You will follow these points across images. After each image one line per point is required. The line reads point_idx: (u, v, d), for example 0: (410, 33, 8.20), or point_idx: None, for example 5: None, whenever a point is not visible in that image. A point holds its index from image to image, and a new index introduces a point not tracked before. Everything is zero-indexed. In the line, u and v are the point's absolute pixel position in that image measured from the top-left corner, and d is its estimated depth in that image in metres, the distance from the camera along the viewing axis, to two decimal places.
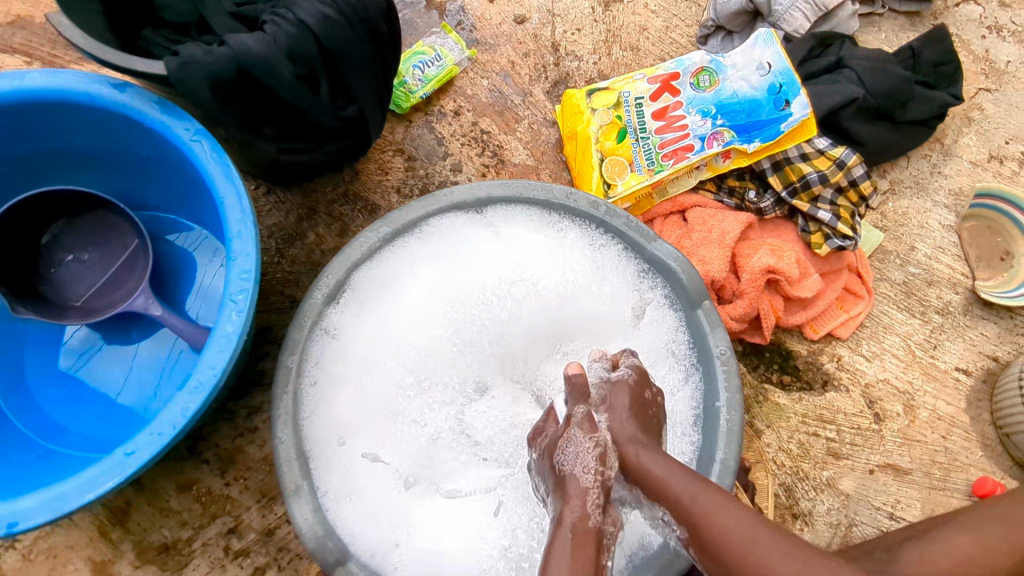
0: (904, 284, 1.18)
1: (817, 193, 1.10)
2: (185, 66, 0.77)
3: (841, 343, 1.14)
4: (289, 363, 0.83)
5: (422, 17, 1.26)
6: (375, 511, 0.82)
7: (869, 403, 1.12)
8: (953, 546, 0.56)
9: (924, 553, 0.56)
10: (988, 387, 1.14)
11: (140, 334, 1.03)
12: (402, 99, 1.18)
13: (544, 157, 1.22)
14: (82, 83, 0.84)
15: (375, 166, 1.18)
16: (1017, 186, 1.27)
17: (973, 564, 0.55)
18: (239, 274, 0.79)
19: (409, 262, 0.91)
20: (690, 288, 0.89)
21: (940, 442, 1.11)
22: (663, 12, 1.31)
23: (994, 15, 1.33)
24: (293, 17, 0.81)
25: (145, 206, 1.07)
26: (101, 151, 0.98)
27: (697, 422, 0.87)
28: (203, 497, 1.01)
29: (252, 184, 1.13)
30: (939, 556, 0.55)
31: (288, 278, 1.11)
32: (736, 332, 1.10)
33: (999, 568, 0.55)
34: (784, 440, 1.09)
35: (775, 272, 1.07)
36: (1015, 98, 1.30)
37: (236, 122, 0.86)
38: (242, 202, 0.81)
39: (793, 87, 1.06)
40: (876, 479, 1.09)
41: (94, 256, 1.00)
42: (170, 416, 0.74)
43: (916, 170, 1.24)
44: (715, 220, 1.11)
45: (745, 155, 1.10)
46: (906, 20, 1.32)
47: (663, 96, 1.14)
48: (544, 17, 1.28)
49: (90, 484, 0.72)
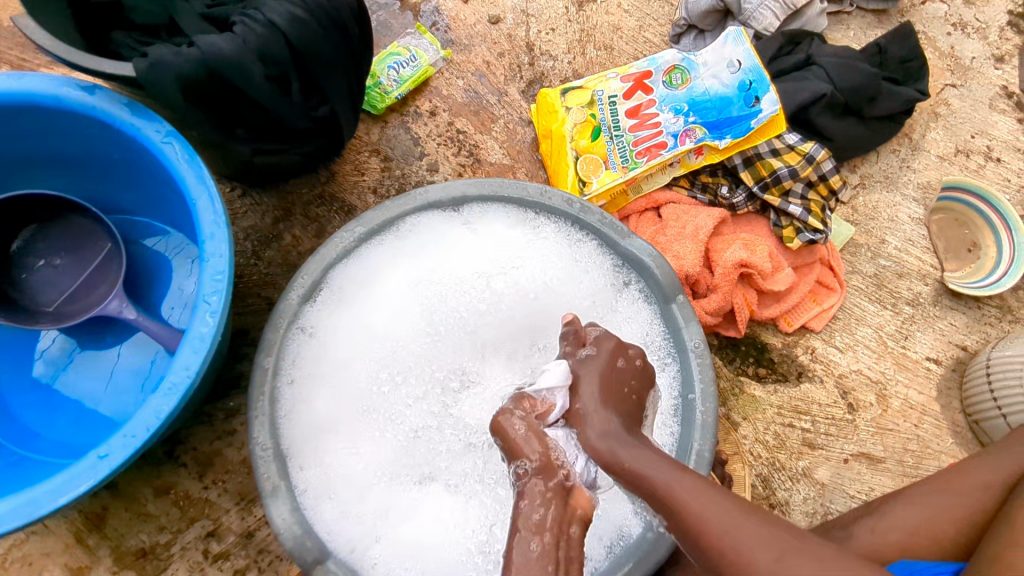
0: (875, 277, 1.21)
1: (787, 188, 1.12)
2: (154, 67, 0.77)
3: (815, 335, 1.16)
4: (265, 363, 0.83)
5: (396, 19, 1.26)
6: (355, 509, 0.82)
7: (843, 394, 1.14)
8: (902, 521, 0.73)
9: (874, 528, 0.73)
10: (958, 376, 1.17)
11: (114, 339, 1.02)
12: (377, 100, 1.19)
13: (520, 156, 1.23)
14: (49, 86, 0.84)
15: (351, 167, 1.18)
16: (983, 179, 1.29)
17: (915, 534, 0.72)
18: (213, 275, 0.79)
19: (385, 260, 0.92)
20: (664, 283, 0.90)
21: (912, 430, 1.14)
22: (636, 11, 1.32)
23: (959, 12, 1.36)
24: (263, 18, 0.81)
25: (119, 210, 1.06)
26: (73, 155, 0.97)
27: (675, 414, 0.88)
28: (182, 501, 1.00)
29: (227, 186, 1.13)
30: (897, 533, 0.72)
31: (265, 280, 1.11)
32: (711, 326, 1.12)
33: (949, 534, 0.71)
34: (760, 431, 1.11)
35: (748, 266, 1.08)
36: (980, 94, 1.33)
37: (209, 123, 0.86)
38: (215, 204, 0.81)
39: (763, 84, 1.08)
40: (850, 467, 1.11)
41: (66, 260, 0.99)
42: (143, 418, 0.73)
43: (886, 165, 1.26)
44: (689, 216, 1.13)
45: (716, 151, 1.12)
46: (873, 18, 1.35)
47: (636, 94, 1.15)
48: (518, 18, 1.29)
49: (63, 488, 0.72)
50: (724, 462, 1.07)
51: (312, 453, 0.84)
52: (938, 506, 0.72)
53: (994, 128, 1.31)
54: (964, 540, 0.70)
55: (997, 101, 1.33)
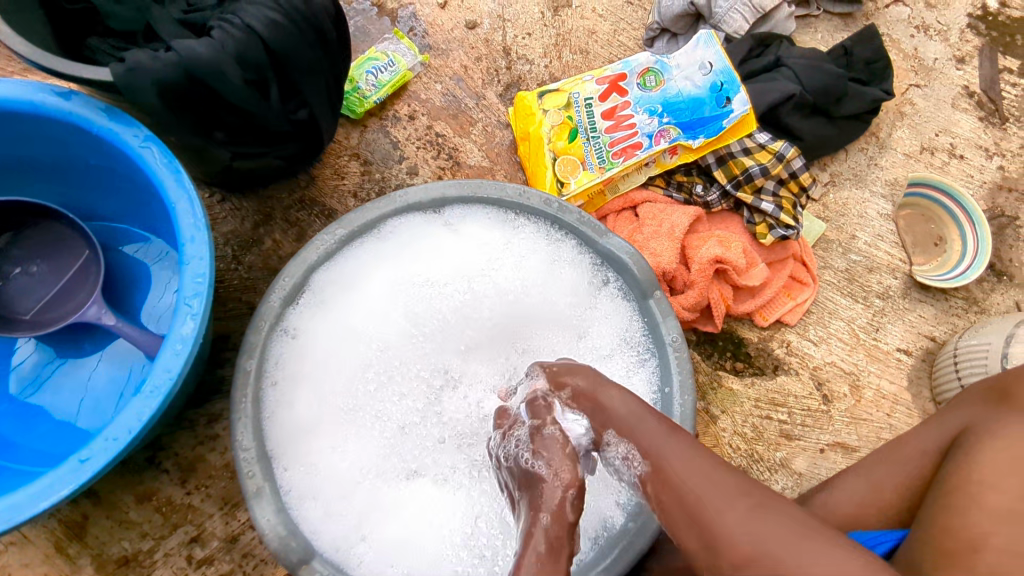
0: (846, 271, 1.24)
1: (759, 185, 1.15)
2: (132, 72, 0.78)
3: (790, 329, 1.19)
4: (247, 366, 0.83)
5: (374, 24, 1.28)
6: (340, 508, 0.83)
7: (818, 385, 1.17)
8: (848, 492, 0.77)
9: (826, 501, 0.79)
10: (928, 366, 1.20)
11: (92, 346, 1.02)
12: (356, 104, 1.20)
13: (499, 158, 1.24)
14: (25, 92, 0.84)
15: (331, 171, 1.19)
16: (947, 176, 1.33)
17: (862, 503, 0.76)
18: (193, 277, 0.79)
19: (367, 261, 0.92)
20: (642, 279, 0.91)
21: (885, 420, 1.17)
22: (610, 16, 1.35)
23: (921, 15, 1.41)
24: (240, 22, 0.82)
25: (96, 216, 1.06)
26: (49, 162, 0.97)
27: (655, 407, 0.90)
28: (164, 507, 1.00)
29: (206, 191, 1.13)
30: (844, 504, 0.77)
31: (245, 284, 1.11)
32: (688, 322, 1.14)
33: (890, 501, 0.74)
34: (738, 424, 1.13)
35: (723, 262, 1.11)
36: (943, 93, 1.37)
37: (187, 128, 0.86)
38: (195, 208, 0.81)
39: (734, 85, 1.11)
40: (826, 457, 1.13)
41: (42, 267, 0.99)
42: (125, 421, 0.73)
43: (854, 163, 1.30)
44: (665, 214, 1.15)
45: (690, 151, 1.14)
46: (840, 21, 1.39)
47: (611, 97, 1.17)
48: (494, 23, 1.31)
49: (45, 492, 0.71)
50: None
51: (296, 454, 0.84)
52: (879, 476, 0.76)
53: (957, 126, 1.36)
54: (906, 506, 0.73)
55: (959, 101, 1.37)
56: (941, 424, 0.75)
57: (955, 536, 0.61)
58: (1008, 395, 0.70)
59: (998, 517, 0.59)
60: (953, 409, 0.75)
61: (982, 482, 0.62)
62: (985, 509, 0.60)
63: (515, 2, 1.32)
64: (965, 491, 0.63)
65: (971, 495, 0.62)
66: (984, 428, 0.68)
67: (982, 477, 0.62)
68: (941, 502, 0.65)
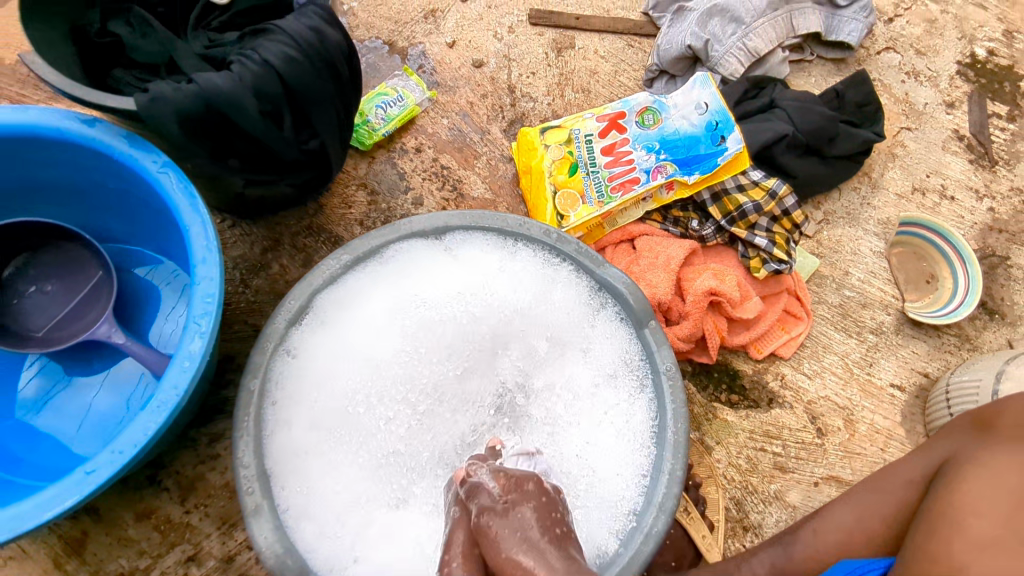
0: (840, 306, 1.27)
1: (753, 222, 1.19)
2: (154, 102, 0.82)
3: (785, 362, 1.21)
4: (251, 386, 0.85)
5: (384, 61, 1.34)
6: (336, 528, 0.84)
7: (812, 419, 1.18)
8: (837, 520, 0.79)
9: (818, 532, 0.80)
10: (921, 402, 1.22)
11: (101, 363, 1.05)
12: (365, 137, 1.25)
13: (501, 191, 1.29)
14: (52, 119, 0.88)
15: (339, 200, 1.23)
16: (939, 216, 1.37)
17: (851, 531, 0.77)
18: (203, 297, 0.82)
19: (368, 285, 0.95)
20: (637, 309, 0.94)
21: (879, 454, 1.18)
22: (611, 57, 1.41)
23: (911, 62, 1.47)
24: (258, 58, 0.87)
25: (112, 238, 1.10)
26: (71, 186, 1.01)
27: (653, 436, 0.91)
28: (162, 526, 1.01)
29: (218, 217, 1.17)
30: (834, 533, 0.78)
31: (252, 307, 1.15)
32: (684, 353, 1.16)
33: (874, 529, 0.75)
34: (733, 455, 1.14)
35: (717, 294, 1.13)
36: (933, 136, 1.42)
37: (204, 155, 0.90)
38: (207, 230, 0.85)
39: (729, 124, 1.15)
40: (820, 490, 1.14)
41: (57, 287, 1.02)
42: (132, 435, 0.75)
43: (848, 202, 1.34)
44: (662, 247, 1.18)
45: (686, 187, 1.18)
46: (832, 66, 1.45)
47: (611, 133, 1.21)
48: (500, 62, 1.37)
49: (49, 503, 0.72)
50: (698, 485, 1.11)
51: (294, 473, 0.86)
52: (867, 503, 0.77)
53: (947, 168, 1.40)
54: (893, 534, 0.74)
55: (949, 143, 1.42)
56: (926, 452, 0.77)
57: (937, 565, 0.62)
58: (988, 424, 0.72)
59: (981, 545, 0.61)
60: (941, 439, 0.77)
61: (963, 510, 0.64)
62: (967, 538, 0.62)
63: (520, 43, 1.39)
64: (948, 519, 0.65)
65: (953, 522, 0.64)
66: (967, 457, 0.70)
67: (962, 505, 0.64)
68: (925, 530, 0.66)
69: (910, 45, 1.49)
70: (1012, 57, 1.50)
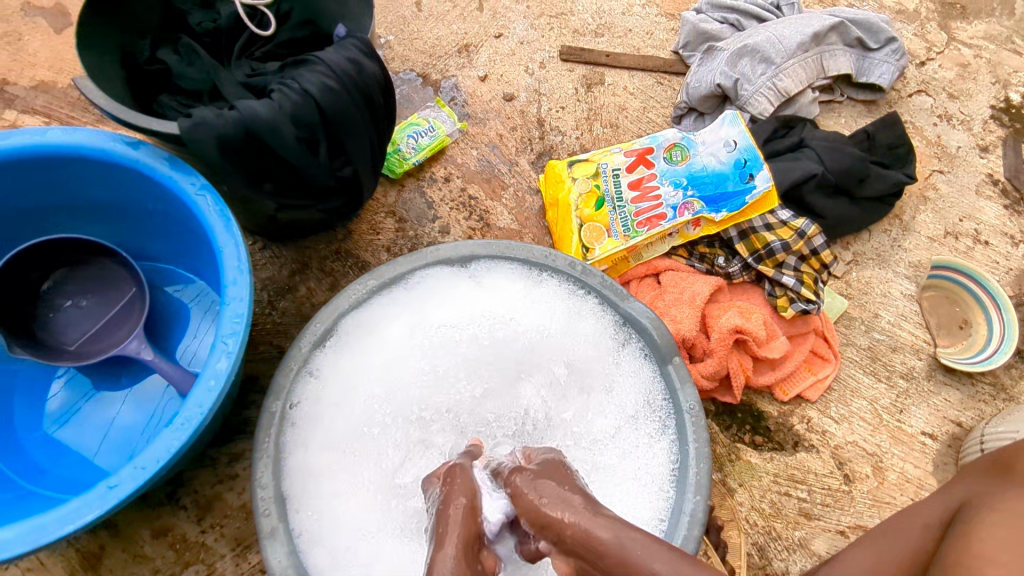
0: (869, 349, 1.24)
1: (781, 260, 1.17)
2: (197, 126, 0.84)
3: (811, 405, 1.18)
4: (272, 408, 0.86)
5: (418, 92, 1.37)
6: (349, 555, 0.83)
7: (839, 464, 1.15)
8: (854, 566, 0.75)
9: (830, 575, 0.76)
10: (954, 452, 1.18)
11: (129, 379, 1.07)
12: (396, 165, 1.27)
13: (527, 222, 1.30)
14: (99, 141, 0.92)
15: (367, 226, 1.25)
16: (972, 261, 1.34)
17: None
18: (232, 317, 0.83)
19: (393, 312, 0.96)
20: (662, 345, 0.94)
21: (909, 504, 1.14)
22: (640, 94, 1.43)
23: (943, 105, 1.47)
24: (298, 87, 0.89)
25: (146, 256, 1.13)
26: (111, 206, 1.04)
27: (674, 478, 0.89)
28: (178, 544, 1.01)
29: (249, 239, 1.20)
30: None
31: (277, 328, 1.16)
32: (707, 391, 1.14)
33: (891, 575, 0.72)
34: (756, 499, 1.11)
35: (742, 332, 1.11)
36: (966, 180, 1.40)
37: (240, 178, 0.92)
38: (240, 252, 0.86)
39: (757, 163, 1.15)
40: (847, 539, 1.10)
41: (92, 302, 1.06)
42: (155, 451, 0.76)
43: (878, 243, 1.32)
44: (687, 283, 1.17)
45: (713, 224, 1.18)
46: (863, 107, 1.45)
47: (638, 168, 1.22)
48: (531, 96, 1.39)
49: (71, 515, 0.73)
50: (721, 528, 1.06)
51: (310, 497, 0.85)
52: (885, 550, 0.75)
53: (981, 213, 1.37)
54: None
55: (983, 188, 1.40)
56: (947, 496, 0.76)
57: None
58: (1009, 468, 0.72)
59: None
60: (959, 483, 0.77)
61: (976, 553, 0.62)
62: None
63: (550, 78, 1.41)
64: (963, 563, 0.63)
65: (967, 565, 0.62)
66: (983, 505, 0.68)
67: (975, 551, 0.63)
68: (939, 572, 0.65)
69: (942, 89, 1.48)
70: None
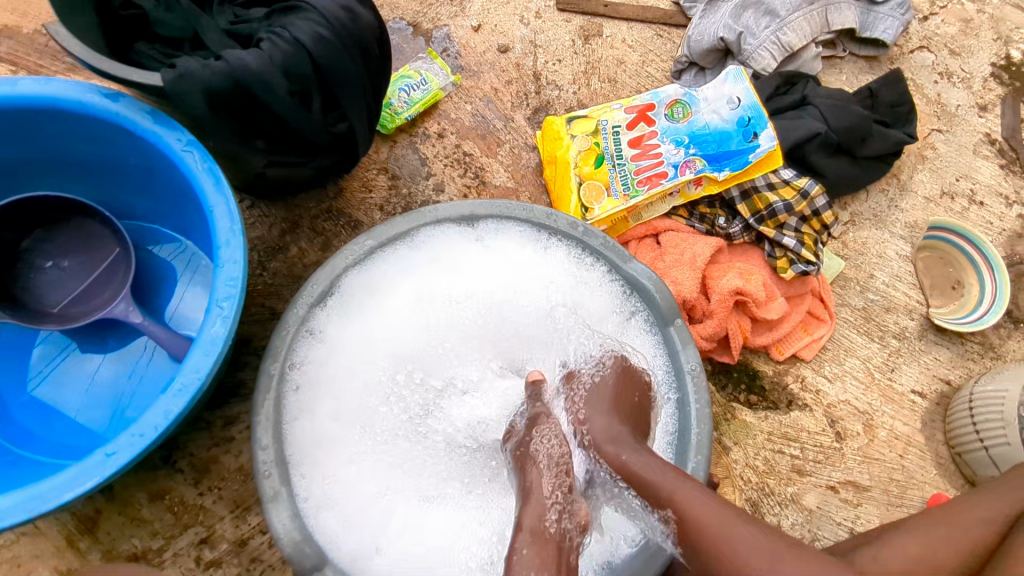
0: (863, 310, 1.25)
1: (782, 221, 1.16)
2: (181, 78, 0.80)
3: (806, 364, 1.20)
4: (271, 371, 0.84)
5: (408, 43, 1.31)
6: (355, 521, 0.84)
7: (831, 422, 1.17)
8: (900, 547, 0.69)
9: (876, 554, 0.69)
10: (942, 410, 1.20)
11: (116, 342, 1.04)
12: (388, 120, 1.23)
13: (524, 180, 1.26)
14: (75, 92, 0.86)
15: (359, 184, 1.21)
16: (967, 221, 1.34)
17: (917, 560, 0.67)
18: (227, 281, 0.80)
19: (396, 272, 0.94)
20: (662, 307, 0.93)
21: (897, 460, 1.17)
22: (639, 47, 1.38)
23: (945, 62, 1.44)
24: (289, 35, 0.84)
25: (129, 215, 1.08)
26: (90, 162, 0.99)
27: (671, 449, 0.90)
28: (176, 507, 1.00)
29: (236, 197, 1.16)
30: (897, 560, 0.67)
31: (269, 290, 1.13)
32: (705, 351, 1.14)
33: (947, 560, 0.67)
34: (750, 457, 1.13)
35: (743, 294, 1.11)
36: (964, 140, 1.39)
37: (231, 135, 0.88)
38: (231, 211, 0.83)
39: (762, 120, 1.12)
40: (837, 494, 1.13)
41: (74, 262, 1.02)
42: (152, 418, 0.74)
43: (875, 204, 1.32)
44: (688, 244, 1.16)
45: (715, 183, 1.15)
46: (865, 63, 1.42)
47: (639, 125, 1.19)
48: (526, 48, 1.34)
49: (69, 484, 0.71)
50: (716, 485, 1.09)
51: (311, 462, 0.84)
52: (937, 537, 0.69)
53: (977, 173, 1.37)
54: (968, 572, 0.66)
55: (980, 148, 1.39)
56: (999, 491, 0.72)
57: None
58: None
59: None
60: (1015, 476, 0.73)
61: None
62: None
63: (547, 29, 1.36)
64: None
65: None
66: None
67: None
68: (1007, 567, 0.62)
69: (944, 45, 1.45)
70: None
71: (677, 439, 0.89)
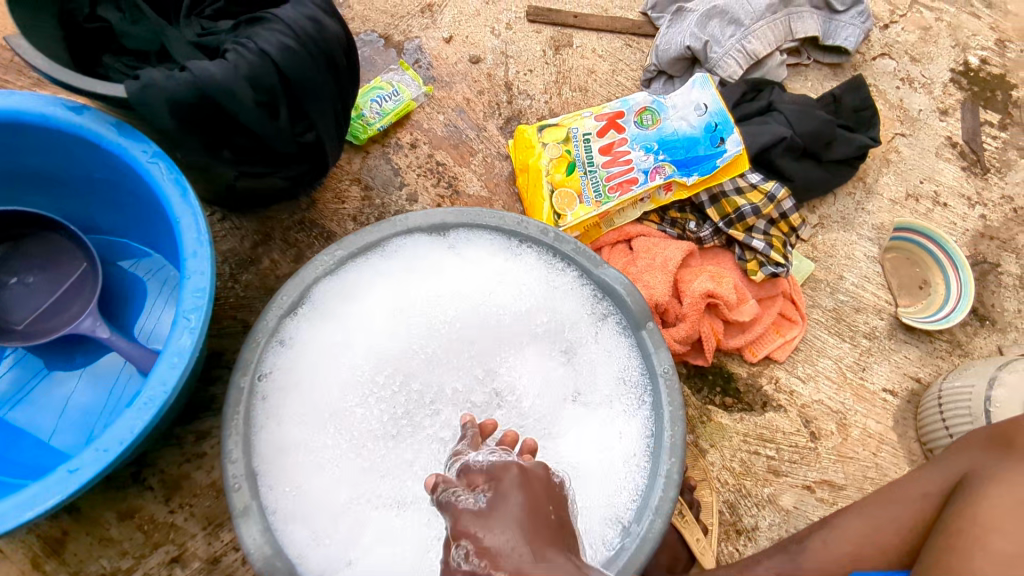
0: (834, 311, 1.27)
1: (751, 224, 1.18)
2: (146, 89, 0.79)
3: (779, 365, 1.21)
4: (241, 383, 0.84)
5: (380, 55, 1.32)
6: (326, 533, 0.82)
7: (806, 422, 1.18)
8: (848, 530, 0.82)
9: (826, 541, 0.82)
10: (912, 407, 1.22)
11: (84, 358, 1.02)
12: (360, 131, 1.23)
13: (497, 189, 1.27)
14: (38, 105, 0.85)
15: (332, 195, 1.21)
16: (931, 222, 1.37)
17: (864, 543, 0.80)
18: (194, 291, 0.80)
19: (367, 280, 0.94)
20: (634, 310, 0.93)
21: (871, 458, 1.18)
22: (609, 57, 1.40)
23: (906, 68, 1.48)
24: (254, 47, 0.83)
25: (96, 229, 1.07)
26: (56, 176, 0.98)
27: (649, 452, 0.89)
28: (146, 525, 0.98)
29: (207, 210, 1.15)
30: (846, 543, 0.81)
31: (240, 303, 1.12)
32: (679, 354, 1.16)
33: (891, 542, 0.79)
34: (727, 458, 1.14)
35: (714, 297, 1.13)
36: (927, 143, 1.43)
37: (198, 146, 0.88)
38: (198, 223, 0.82)
39: (728, 126, 1.14)
40: (813, 494, 1.14)
41: (39, 278, 0.99)
42: (117, 433, 0.72)
43: (842, 207, 1.34)
44: (659, 249, 1.17)
45: (684, 187, 1.17)
46: (829, 70, 1.45)
47: (609, 133, 1.20)
48: (498, 59, 1.35)
49: (30, 502, 0.70)
50: (693, 488, 1.10)
51: (281, 473, 0.84)
52: (876, 517, 0.81)
53: (940, 175, 1.40)
54: (908, 546, 0.78)
55: (942, 150, 1.42)
56: (944, 463, 0.80)
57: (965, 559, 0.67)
58: (1011, 443, 0.75)
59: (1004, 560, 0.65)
60: (955, 452, 0.81)
61: (984, 525, 0.68)
62: (990, 553, 0.66)
63: (517, 40, 1.37)
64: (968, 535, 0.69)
65: (977, 539, 0.68)
66: (981, 476, 0.73)
67: (985, 522, 0.68)
68: (941, 544, 0.71)
69: (905, 52, 1.49)
70: (1004, 66, 1.51)
71: (653, 441, 0.89)
